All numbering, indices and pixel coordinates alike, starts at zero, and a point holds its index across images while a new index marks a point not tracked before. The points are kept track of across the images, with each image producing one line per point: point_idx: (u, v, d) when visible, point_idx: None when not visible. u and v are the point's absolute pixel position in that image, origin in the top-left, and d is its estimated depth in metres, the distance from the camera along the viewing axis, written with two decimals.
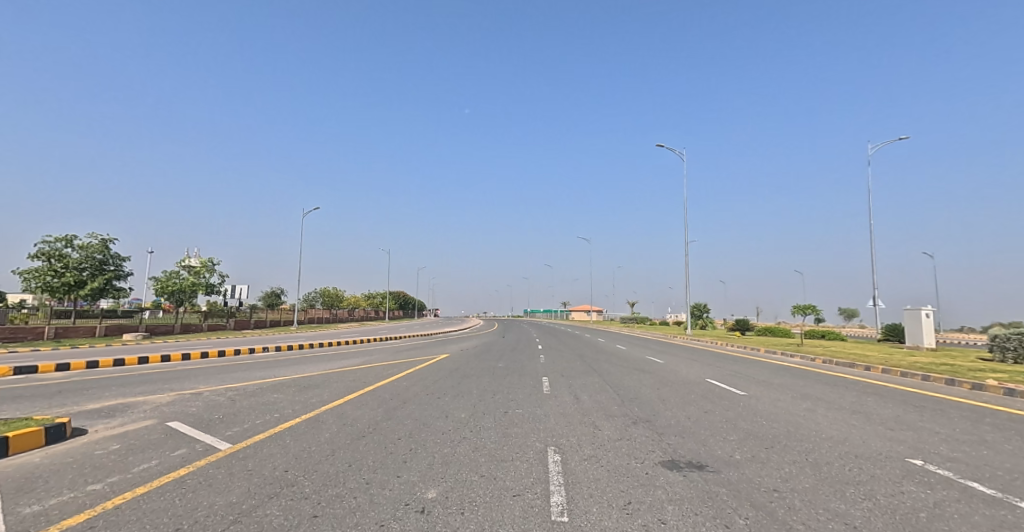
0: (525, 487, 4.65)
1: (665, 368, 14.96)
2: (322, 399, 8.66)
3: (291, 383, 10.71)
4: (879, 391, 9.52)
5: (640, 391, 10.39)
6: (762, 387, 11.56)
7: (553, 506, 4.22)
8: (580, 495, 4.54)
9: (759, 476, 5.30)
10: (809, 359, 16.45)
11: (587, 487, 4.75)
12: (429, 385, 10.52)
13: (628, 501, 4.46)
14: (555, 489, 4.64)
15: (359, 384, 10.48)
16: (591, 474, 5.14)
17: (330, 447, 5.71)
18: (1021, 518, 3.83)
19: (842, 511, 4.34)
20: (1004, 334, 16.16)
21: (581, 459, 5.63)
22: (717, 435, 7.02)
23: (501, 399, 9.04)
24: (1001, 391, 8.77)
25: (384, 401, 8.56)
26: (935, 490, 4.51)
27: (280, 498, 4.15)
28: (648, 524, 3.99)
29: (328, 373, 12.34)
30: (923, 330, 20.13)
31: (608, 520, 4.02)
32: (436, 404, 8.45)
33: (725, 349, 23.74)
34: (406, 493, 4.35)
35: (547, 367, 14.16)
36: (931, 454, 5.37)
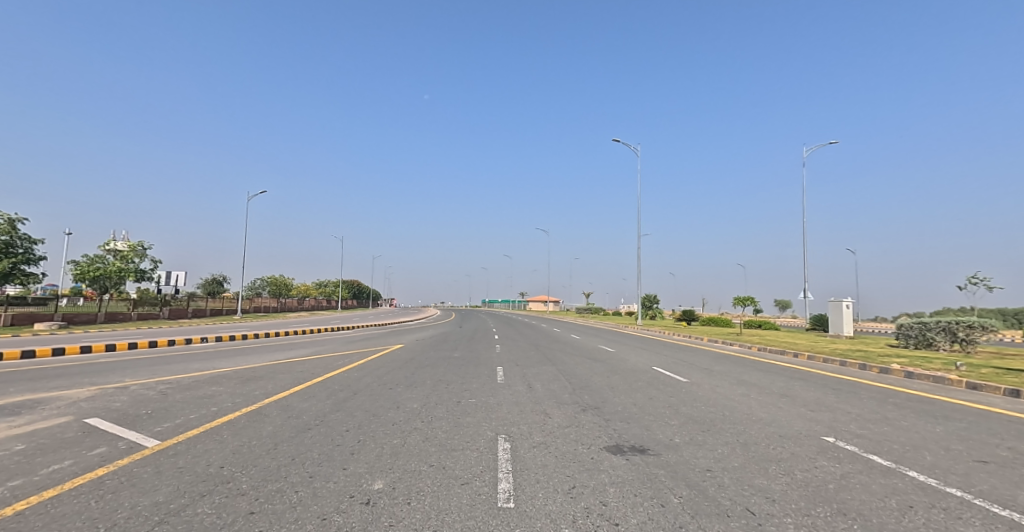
0: (474, 475, 4.83)
1: (615, 356, 15.47)
2: (264, 392, 8.52)
3: (232, 374, 10.50)
4: (803, 375, 10.29)
5: (591, 379, 10.74)
6: (704, 374, 12.15)
7: (500, 493, 4.42)
8: (528, 481, 4.75)
9: (695, 457, 5.68)
10: (745, 348, 17.45)
11: (535, 473, 4.98)
12: (381, 375, 10.52)
13: (573, 485, 4.71)
14: (503, 476, 4.83)
15: (308, 375, 10.38)
16: (539, 461, 5.35)
17: (271, 441, 5.69)
18: (906, 484, 4.29)
19: (764, 486, 4.76)
20: (908, 323, 17.58)
21: (530, 447, 5.85)
22: (659, 420, 7.42)
23: (455, 388, 9.16)
24: (902, 373, 9.66)
25: (333, 392, 8.51)
26: (843, 463, 5.00)
27: (214, 496, 4.15)
28: (591, 506, 4.24)
29: (271, 365, 12.06)
30: (843, 320, 21.63)
31: (553, 504, 4.25)
32: (387, 394, 8.49)
33: (672, 339, 24.73)
34: (352, 485, 4.43)
35: (501, 357, 14.38)
36: (844, 433, 5.88)
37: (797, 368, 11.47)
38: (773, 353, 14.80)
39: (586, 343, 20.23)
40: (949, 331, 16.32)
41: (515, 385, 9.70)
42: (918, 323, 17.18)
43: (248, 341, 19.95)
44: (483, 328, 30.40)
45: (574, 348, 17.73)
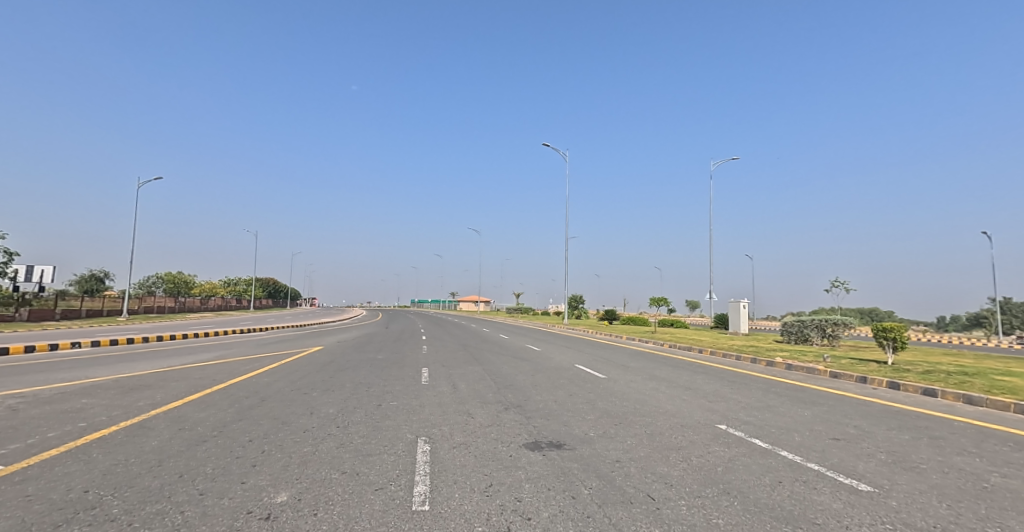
0: (389, 480, 4.88)
1: (539, 355, 15.93)
2: (150, 402, 8.00)
3: (113, 383, 9.75)
4: (706, 369, 11.17)
5: (515, 378, 11.01)
6: (621, 371, 12.79)
7: (415, 496, 4.50)
8: (445, 482, 4.85)
9: (607, 449, 6.00)
10: (658, 345, 18.59)
11: (452, 474, 5.07)
12: (296, 379, 10.20)
13: (490, 483, 4.80)
14: (420, 479, 4.92)
15: (207, 382, 9.85)
16: (458, 461, 5.46)
17: (157, 458, 5.40)
18: (769, 463, 4.88)
19: (665, 472, 5.19)
20: (789, 322, 19.41)
21: (450, 447, 5.96)
22: (576, 415, 7.78)
23: (376, 391, 9.10)
24: (783, 365, 10.78)
25: (238, 400, 8.16)
26: (731, 447, 5.54)
27: (76, 523, 3.89)
28: (506, 503, 4.33)
29: (161, 372, 11.30)
30: (739, 319, 23.54)
31: (468, 504, 4.36)
32: (301, 400, 8.28)
33: (594, 337, 25.78)
34: (251, 499, 4.36)
35: (428, 358, 14.38)
36: (734, 420, 6.50)
37: (699, 362, 12.41)
38: (681, 349, 15.87)
39: (513, 342, 20.65)
40: (820, 328, 18.43)
41: (440, 385, 9.78)
42: (797, 321, 19.05)
43: (141, 345, 18.54)
44: (407, 328, 30.06)
45: (501, 348, 17.97)
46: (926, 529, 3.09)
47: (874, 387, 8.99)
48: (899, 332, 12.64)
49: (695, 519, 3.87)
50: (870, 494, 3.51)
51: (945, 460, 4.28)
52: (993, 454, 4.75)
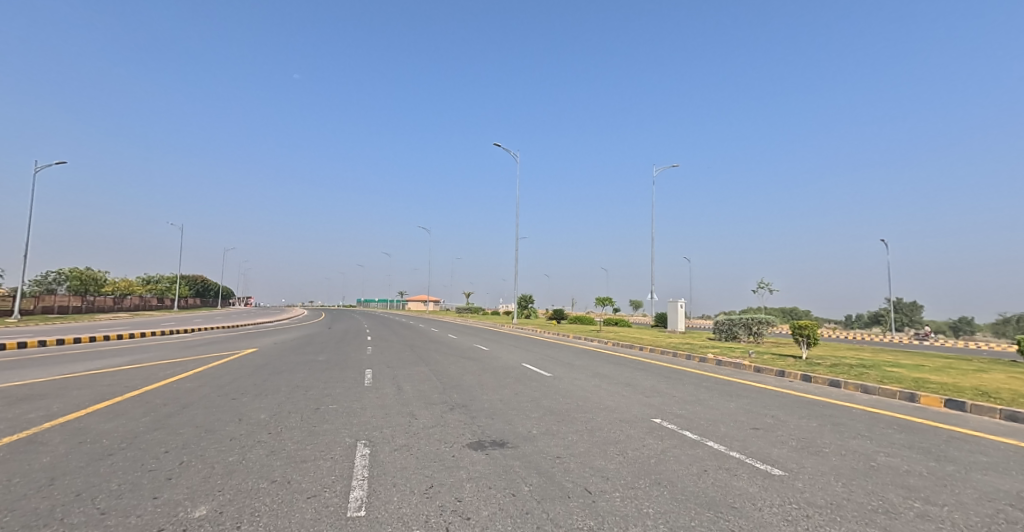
0: (323, 487, 4.79)
1: (487, 354, 16.00)
2: (45, 414, 7.44)
3: (8, 394, 9.02)
4: (646, 365, 11.59)
5: (461, 378, 11.02)
6: (566, 368, 13.06)
7: (350, 502, 4.43)
8: (384, 486, 4.79)
9: (549, 446, 6.12)
10: (603, 343, 19.07)
11: (391, 477, 5.01)
12: (225, 384, 9.79)
13: (430, 485, 4.77)
14: (357, 484, 4.85)
15: (118, 389, 9.29)
16: (399, 464, 5.38)
17: (51, 476, 5.03)
18: (692, 453, 5.18)
19: (602, 466, 5.36)
20: (719, 319, 20.44)
21: (391, 450, 5.88)
22: (520, 413, 7.90)
23: (313, 394, 8.88)
24: (713, 361, 11.36)
25: (154, 408, 7.75)
26: (664, 440, 5.81)
27: None
28: (446, 504, 4.33)
29: (63, 379, 10.55)
30: (677, 318, 24.51)
31: (406, 507, 4.32)
32: (229, 406, 7.98)
33: (542, 336, 26.14)
34: (166, 515, 4.16)
35: (371, 358, 14.15)
36: (667, 414, 6.80)
37: (638, 359, 12.87)
38: (624, 347, 16.36)
39: (461, 341, 20.62)
40: (746, 326, 19.50)
41: (383, 387, 9.66)
42: (726, 320, 20.01)
43: (47, 350, 17.23)
44: (350, 328, 29.37)
45: (449, 348, 17.88)
46: (825, 506, 3.41)
47: (791, 379, 9.63)
48: (810, 328, 13.59)
49: (627, 509, 4.04)
50: (781, 477, 3.81)
51: (844, 444, 4.71)
52: (884, 437, 5.26)
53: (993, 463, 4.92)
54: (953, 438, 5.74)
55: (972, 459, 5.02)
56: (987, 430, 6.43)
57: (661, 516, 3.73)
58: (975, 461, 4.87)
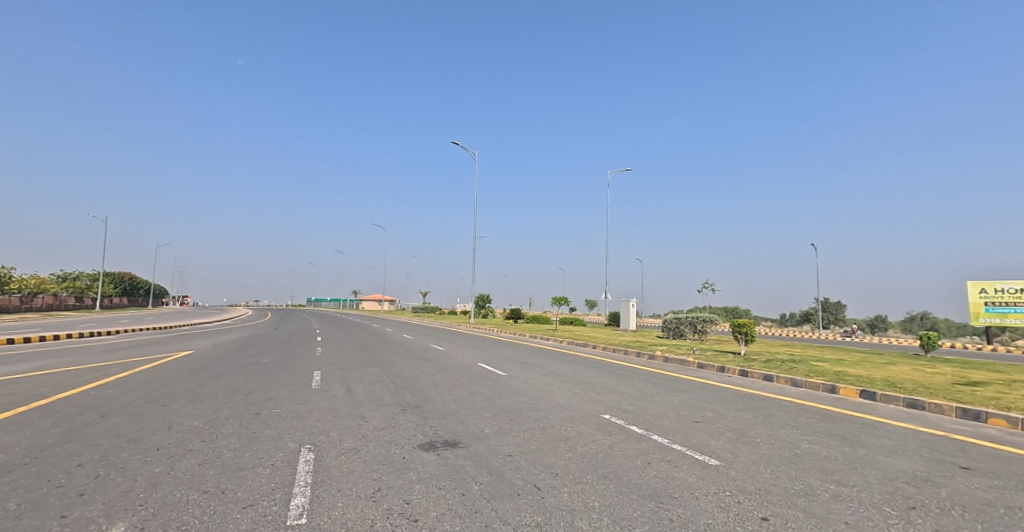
0: (262, 495, 4.39)
1: (443, 354, 15.94)
2: None
3: None
4: (598, 363, 11.86)
5: (415, 378, 10.93)
6: (520, 367, 13.16)
7: (290, 511, 4.08)
8: (328, 492, 4.41)
9: (500, 445, 6.18)
10: (558, 341, 19.38)
11: (337, 482, 4.58)
12: (156, 391, 9.30)
13: (378, 488, 4.47)
14: (299, 490, 4.45)
15: (27, 398, 8.64)
16: (345, 468, 4.93)
17: None
18: (636, 448, 5.37)
19: (553, 463, 5.47)
20: (668, 318, 21.11)
21: (338, 454, 5.30)
22: (473, 413, 7.93)
23: (256, 399, 8.59)
24: (661, 358, 11.76)
25: (71, 419, 7.28)
26: (612, 435, 5.99)
27: None
28: (393, 507, 4.13)
29: None
30: (629, 316, 25.15)
31: (352, 512, 4.05)
32: (160, 413, 7.60)
33: (498, 335, 26.26)
34: None
35: (320, 360, 13.83)
36: (616, 410, 7.00)
37: (591, 357, 13.16)
38: (579, 346, 16.68)
39: (417, 341, 20.46)
40: (693, 324, 20.23)
41: (333, 389, 9.46)
42: (673, 318, 20.69)
43: None
44: (297, 329, 28.57)
45: (403, 348, 17.68)
46: (752, 493, 3.66)
47: (730, 375, 10.09)
48: (749, 326, 14.29)
49: (574, 504, 4.15)
50: (715, 469, 4.02)
51: (774, 433, 5.01)
52: (808, 426, 5.63)
53: (896, 446, 5.38)
54: (865, 425, 6.22)
55: (881, 444, 5.47)
56: (895, 417, 7.02)
57: (606, 509, 3.85)
58: (881, 445, 5.32)
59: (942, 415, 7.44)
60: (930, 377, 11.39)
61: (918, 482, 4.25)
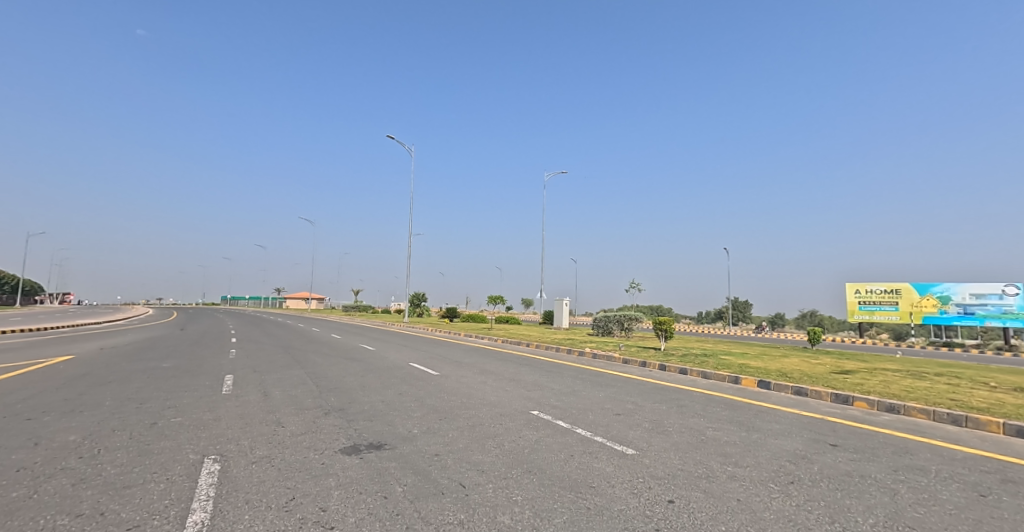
0: (153, 514, 3.88)
1: (371, 354, 15.55)
2: None
3: None
4: (529, 361, 12.03)
5: (340, 380, 10.56)
6: (453, 366, 13.07)
7: (187, 527, 3.69)
8: (233, 504, 4.07)
9: (427, 445, 6.10)
10: (492, 340, 19.50)
11: (245, 493, 4.26)
12: (30, 403, 8.32)
13: (292, 497, 4.26)
14: (198, 505, 4.02)
15: None
16: (255, 477, 4.59)
17: None
18: (558, 442, 5.51)
19: (480, 460, 5.47)
20: (598, 315, 21.72)
21: (248, 463, 4.92)
22: (402, 414, 7.77)
23: (160, 407, 7.93)
24: (589, 354, 12.15)
25: None
26: (538, 430, 6.09)
27: None
28: (308, 515, 3.96)
29: None
30: (561, 314, 25.74)
31: (260, 523, 3.81)
32: (39, 426, 6.82)
33: (431, 334, 26.00)
34: None
35: (236, 363, 13.02)
36: (544, 406, 7.11)
37: (522, 355, 13.33)
38: (512, 344, 16.86)
39: (345, 341, 19.81)
40: (620, 321, 20.98)
41: (250, 394, 8.94)
42: (602, 316, 21.36)
43: None
44: (208, 329, 26.75)
45: (330, 348, 17.06)
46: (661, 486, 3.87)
47: (651, 369, 10.58)
48: (669, 323, 15.01)
49: (498, 499, 4.19)
50: (628, 465, 4.17)
51: (684, 423, 5.31)
52: (715, 415, 6.01)
53: (783, 428, 5.88)
54: (760, 411, 6.74)
55: (770, 428, 5.94)
56: (785, 404, 7.67)
57: (529, 503, 3.90)
58: (771, 428, 5.79)
59: (821, 401, 8.36)
60: (814, 366, 12.62)
61: (800, 460, 4.73)
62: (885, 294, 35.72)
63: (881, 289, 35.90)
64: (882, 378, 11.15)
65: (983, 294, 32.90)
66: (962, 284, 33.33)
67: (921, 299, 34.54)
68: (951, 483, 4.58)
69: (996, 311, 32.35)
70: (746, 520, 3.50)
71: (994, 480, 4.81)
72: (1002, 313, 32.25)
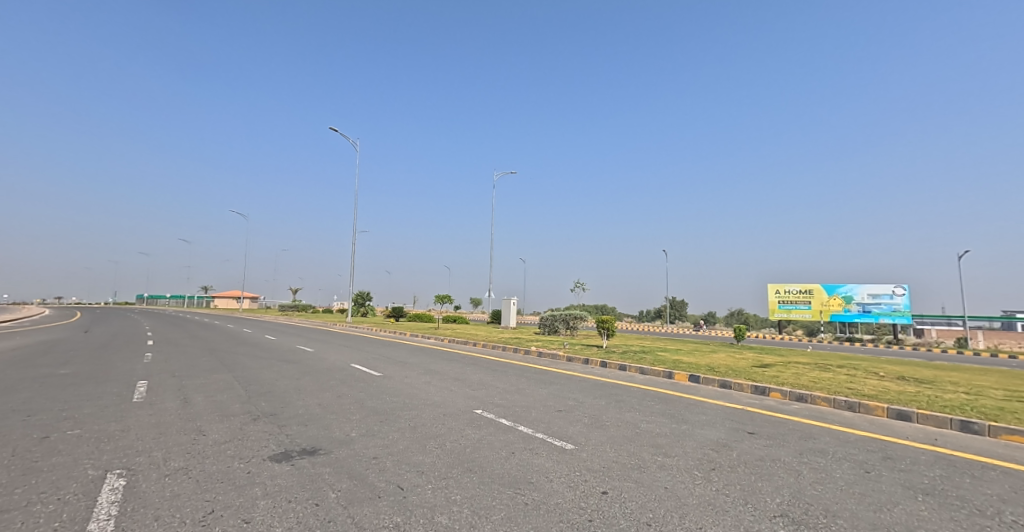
0: None
1: (310, 356, 14.94)
2: None
3: None
4: (475, 360, 11.91)
5: (274, 384, 10.05)
6: (397, 367, 12.74)
7: None
8: (139, 522, 3.73)
9: (365, 448, 5.86)
10: (438, 340, 19.21)
11: (154, 509, 3.92)
12: None
13: (210, 510, 3.95)
14: (96, 525, 3.65)
15: None
16: (168, 491, 4.22)
17: None
18: (499, 440, 5.42)
19: (420, 461, 5.30)
20: (546, 314, 21.79)
21: (160, 476, 4.54)
22: (340, 417, 7.47)
23: (65, 417, 7.24)
24: (535, 352, 12.15)
25: None
26: (481, 429, 5.98)
27: None
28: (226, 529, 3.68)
29: None
30: (508, 313, 25.76)
31: None
32: None
33: (375, 334, 25.36)
34: None
35: (156, 368, 12.11)
36: (488, 404, 7.01)
37: (468, 355, 13.18)
38: (459, 343, 16.67)
39: (283, 343, 18.96)
40: (566, 320, 21.18)
41: (172, 401, 8.32)
42: (549, 315, 21.51)
43: None
44: (129, 332, 24.92)
45: (264, 350, 16.26)
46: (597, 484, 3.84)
47: (593, 366, 10.70)
48: (611, 322, 15.28)
49: (437, 499, 4.05)
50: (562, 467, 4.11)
51: (623, 417, 5.35)
52: (652, 409, 6.11)
53: (710, 419, 6.06)
54: (690, 403, 6.92)
55: (698, 419, 6.10)
56: (710, 396, 7.93)
57: (466, 502, 3.79)
58: (699, 419, 5.95)
59: (739, 392, 8.71)
60: (734, 361, 13.22)
61: (727, 449, 4.86)
62: (800, 294, 38.02)
63: (797, 289, 38.18)
64: (793, 369, 11.88)
65: (878, 294, 35.51)
66: (862, 285, 35.93)
67: (829, 300, 37.00)
68: (840, 461, 4.88)
69: (888, 310, 34.97)
70: (675, 508, 3.55)
71: (877, 458, 5.15)
72: (893, 311, 34.93)
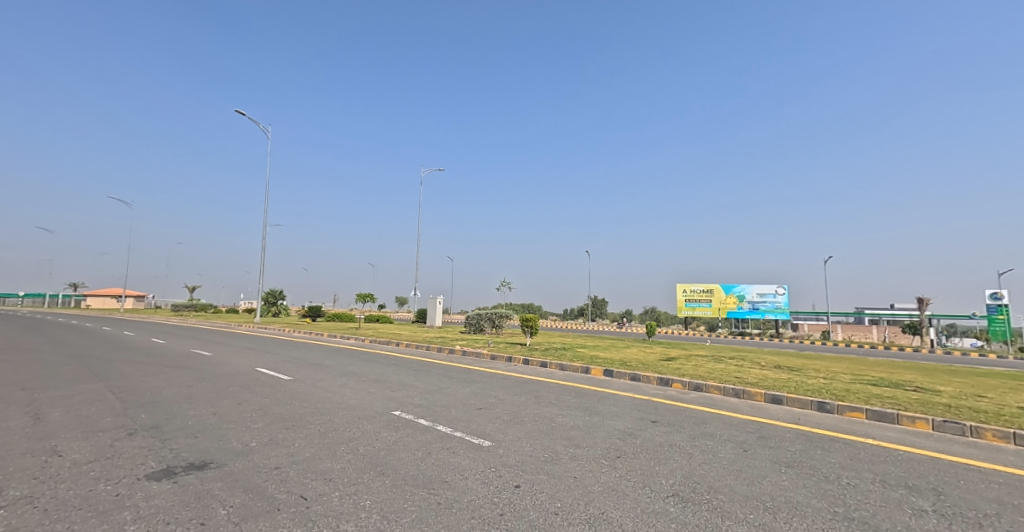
0: None
1: (212, 360, 13.75)
2: None
3: None
4: (396, 361, 11.48)
5: (164, 393, 9.07)
6: (312, 370, 12.00)
7: None
8: None
9: (266, 458, 5.37)
10: (359, 340, 18.44)
11: None
12: None
13: None
14: None
15: None
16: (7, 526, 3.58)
17: None
18: (414, 441, 5.14)
19: (327, 468, 4.91)
20: (473, 314, 21.48)
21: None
22: (240, 427, 6.83)
23: None
24: (457, 352, 11.91)
25: None
26: (397, 431, 5.67)
27: None
28: None
29: None
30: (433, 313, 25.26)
31: None
32: None
33: (289, 335, 23.96)
34: None
35: (17, 380, 10.56)
36: (407, 405, 6.70)
37: (389, 355, 12.70)
38: (380, 344, 16.06)
39: (180, 347, 17.33)
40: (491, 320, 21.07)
41: (34, 418, 7.25)
42: (475, 314, 21.32)
43: None
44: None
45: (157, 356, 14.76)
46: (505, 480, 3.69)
47: (515, 364, 10.64)
48: (535, 320, 15.36)
49: (343, 507, 3.72)
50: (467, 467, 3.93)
51: (541, 412, 5.26)
52: (567, 403, 6.08)
53: (618, 410, 6.14)
54: (602, 396, 6.99)
55: (608, 411, 6.15)
56: (619, 388, 8.09)
57: (377, 506, 3.50)
58: (610, 411, 6.00)
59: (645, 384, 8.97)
60: (645, 355, 13.70)
61: (629, 437, 4.91)
62: (703, 293, 40.28)
63: (699, 289, 40.51)
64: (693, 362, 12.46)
65: (765, 293, 38.63)
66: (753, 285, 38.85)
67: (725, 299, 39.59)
68: (725, 442, 5.07)
69: (772, 307, 38.13)
70: (579, 495, 3.49)
71: (752, 437, 5.42)
72: (776, 309, 38.17)
